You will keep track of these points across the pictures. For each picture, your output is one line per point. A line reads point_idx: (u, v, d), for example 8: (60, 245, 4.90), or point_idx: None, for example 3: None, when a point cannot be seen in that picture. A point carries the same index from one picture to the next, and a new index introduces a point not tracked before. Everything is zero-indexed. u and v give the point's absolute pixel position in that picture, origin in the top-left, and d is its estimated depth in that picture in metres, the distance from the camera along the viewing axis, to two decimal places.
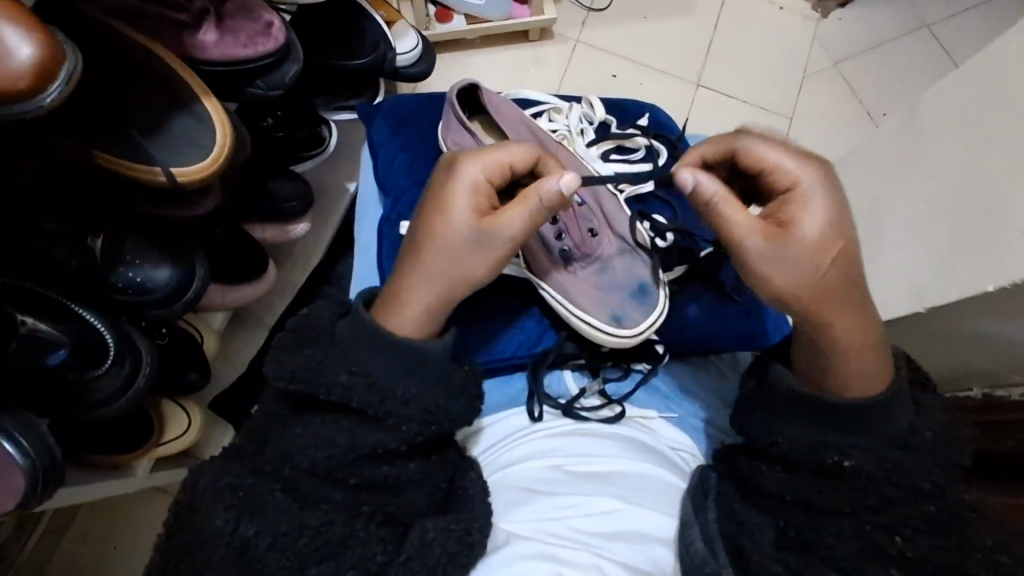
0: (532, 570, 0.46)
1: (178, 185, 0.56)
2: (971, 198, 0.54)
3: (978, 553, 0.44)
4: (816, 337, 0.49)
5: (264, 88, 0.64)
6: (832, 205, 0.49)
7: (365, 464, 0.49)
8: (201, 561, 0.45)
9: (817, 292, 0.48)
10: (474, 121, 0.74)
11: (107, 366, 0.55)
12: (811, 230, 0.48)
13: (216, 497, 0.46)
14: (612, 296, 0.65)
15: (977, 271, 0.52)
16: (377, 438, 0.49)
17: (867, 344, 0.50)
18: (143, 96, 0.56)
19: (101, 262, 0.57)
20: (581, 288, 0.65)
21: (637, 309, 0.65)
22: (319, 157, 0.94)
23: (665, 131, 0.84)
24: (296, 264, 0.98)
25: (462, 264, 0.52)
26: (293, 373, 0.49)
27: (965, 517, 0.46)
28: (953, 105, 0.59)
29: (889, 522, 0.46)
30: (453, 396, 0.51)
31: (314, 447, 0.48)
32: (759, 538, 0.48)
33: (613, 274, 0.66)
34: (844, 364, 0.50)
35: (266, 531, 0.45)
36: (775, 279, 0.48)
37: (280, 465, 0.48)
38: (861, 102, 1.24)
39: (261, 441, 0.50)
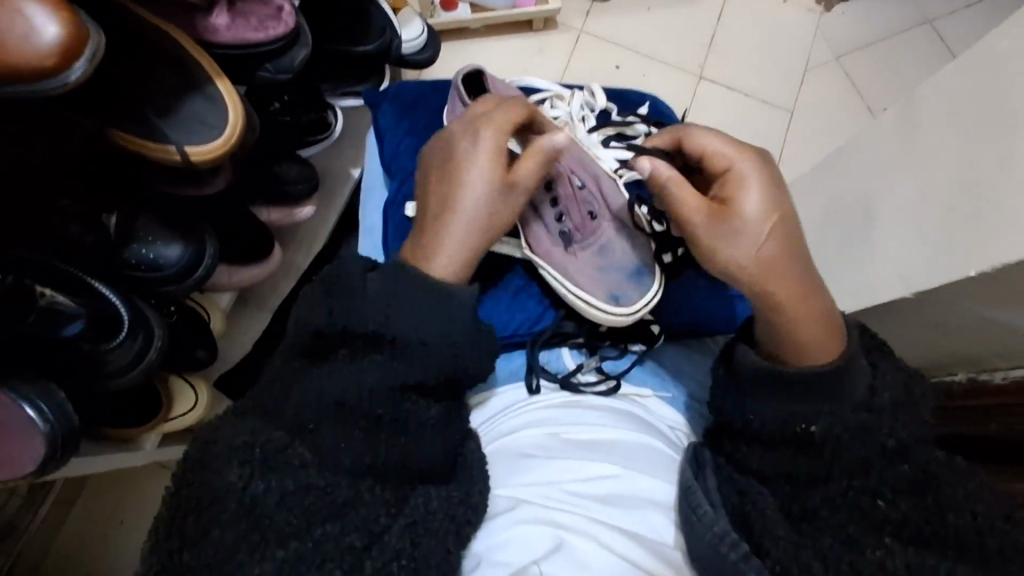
0: (531, 534, 0.48)
1: (191, 164, 0.57)
2: (956, 184, 0.56)
3: (957, 511, 0.46)
4: (771, 315, 0.53)
5: (273, 72, 0.66)
6: (770, 185, 0.55)
7: (384, 404, 0.52)
8: (209, 517, 0.45)
9: (767, 266, 0.53)
10: None
11: (121, 339, 0.57)
12: (751, 209, 0.54)
13: (231, 455, 0.47)
14: (610, 276, 0.67)
15: (964, 257, 0.53)
16: (381, 385, 0.52)
17: (817, 315, 0.52)
18: (158, 77, 0.58)
19: (115, 238, 0.59)
20: (580, 267, 0.67)
21: (635, 289, 0.67)
22: (325, 142, 0.95)
23: (666, 119, 0.85)
24: (301, 245, 1.00)
25: (493, 211, 0.59)
26: (331, 311, 0.53)
27: (942, 477, 0.48)
28: (947, 97, 0.60)
29: (866, 483, 0.48)
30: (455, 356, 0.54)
31: (321, 397, 0.51)
32: (763, 501, 0.50)
33: (611, 254, 0.68)
34: (797, 336, 0.52)
35: (276, 489, 0.46)
36: (727, 254, 0.54)
37: (295, 419, 0.50)
38: (861, 96, 1.25)
39: (266, 401, 0.52)
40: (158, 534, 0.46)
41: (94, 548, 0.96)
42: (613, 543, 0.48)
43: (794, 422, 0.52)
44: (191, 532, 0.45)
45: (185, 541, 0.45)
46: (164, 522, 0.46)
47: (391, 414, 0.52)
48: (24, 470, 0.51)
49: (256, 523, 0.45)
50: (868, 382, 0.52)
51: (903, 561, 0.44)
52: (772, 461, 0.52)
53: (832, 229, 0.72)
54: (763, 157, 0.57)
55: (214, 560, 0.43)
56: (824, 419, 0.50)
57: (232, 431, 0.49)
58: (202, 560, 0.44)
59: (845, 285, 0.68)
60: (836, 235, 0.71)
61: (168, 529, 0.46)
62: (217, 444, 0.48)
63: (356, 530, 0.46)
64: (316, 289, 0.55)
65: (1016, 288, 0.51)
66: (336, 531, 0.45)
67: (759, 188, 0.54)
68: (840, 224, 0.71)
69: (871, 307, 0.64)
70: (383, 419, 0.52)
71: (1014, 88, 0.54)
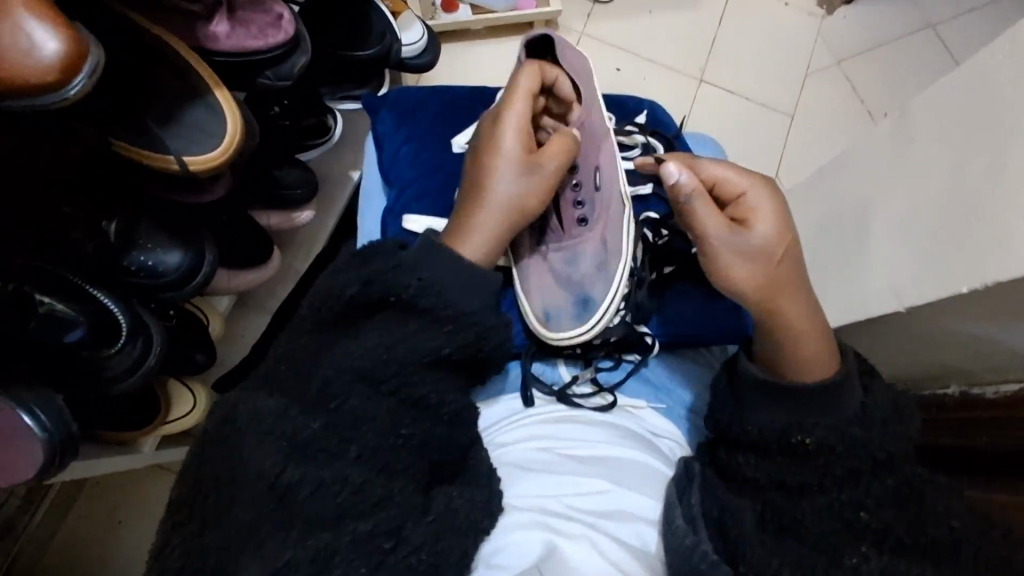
0: (529, 542, 0.49)
1: (190, 173, 0.58)
2: (946, 198, 0.57)
3: (934, 519, 0.47)
4: (770, 327, 0.54)
5: (273, 79, 0.66)
6: (781, 212, 0.57)
7: (410, 382, 0.50)
8: (232, 500, 0.43)
9: (769, 285, 0.54)
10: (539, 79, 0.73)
11: (119, 345, 0.58)
12: (764, 232, 0.55)
13: (258, 438, 0.44)
14: (558, 294, 0.68)
15: (956, 272, 0.53)
16: (405, 362, 0.50)
17: (815, 330, 0.54)
18: (161, 85, 0.58)
19: (115, 243, 0.59)
20: (538, 272, 0.69)
21: (571, 318, 0.67)
22: (325, 145, 0.94)
23: (664, 127, 0.85)
24: (300, 247, 1.00)
25: (523, 194, 0.60)
26: (367, 279, 0.51)
27: (924, 491, 0.48)
28: (941, 110, 0.61)
29: (850, 494, 0.49)
30: (477, 339, 0.53)
31: (346, 373, 0.48)
32: (739, 515, 0.51)
33: (572, 275, 0.68)
34: (796, 349, 0.54)
35: (309, 482, 0.44)
36: (737, 270, 0.55)
37: (320, 403, 0.47)
38: (862, 101, 1.25)
39: (281, 377, 0.49)
40: None
41: (96, 546, 0.97)
42: (609, 551, 0.49)
43: (792, 432, 0.52)
44: None
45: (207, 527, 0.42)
46: None
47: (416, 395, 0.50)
48: (24, 476, 0.52)
49: (285, 514, 0.43)
50: (860, 395, 0.52)
51: (877, 567, 0.46)
52: (772, 467, 0.52)
53: (826, 241, 0.73)
54: (777, 188, 0.58)
55: None
56: (821, 431, 0.51)
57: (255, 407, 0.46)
58: None
59: (839, 298, 0.68)
60: (831, 247, 0.72)
61: (187, 513, 0.44)
62: (232, 428, 0.45)
63: (384, 532, 0.44)
64: (345, 262, 0.54)
65: (1007, 303, 0.51)
66: None
67: (773, 216, 0.56)
68: (835, 237, 0.72)
69: (863, 319, 0.64)
70: (406, 400, 0.50)
71: (1004, 103, 0.54)
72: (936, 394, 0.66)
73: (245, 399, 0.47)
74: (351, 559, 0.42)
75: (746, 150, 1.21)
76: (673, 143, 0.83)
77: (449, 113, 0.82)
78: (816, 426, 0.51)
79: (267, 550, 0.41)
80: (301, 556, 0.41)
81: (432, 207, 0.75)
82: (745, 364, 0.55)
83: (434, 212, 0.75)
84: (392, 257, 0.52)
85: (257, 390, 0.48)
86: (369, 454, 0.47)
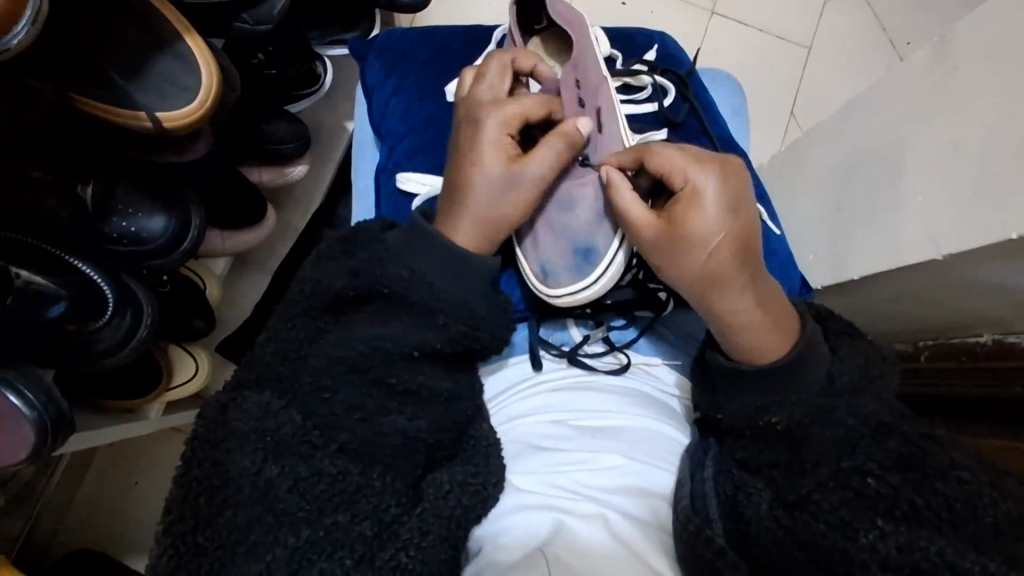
0: (536, 521, 0.48)
1: (164, 131, 0.54)
2: (991, 138, 0.52)
3: (945, 476, 0.45)
4: (715, 327, 0.52)
5: (252, 23, 0.61)
6: (722, 202, 0.51)
7: (398, 369, 0.52)
8: (221, 499, 0.47)
9: (704, 286, 0.51)
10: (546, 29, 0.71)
11: (108, 318, 0.55)
12: (692, 231, 0.50)
13: (242, 440, 0.49)
14: (555, 245, 0.63)
15: (1005, 218, 0.49)
16: (393, 352, 0.52)
17: (765, 325, 0.51)
18: (121, 34, 0.53)
19: (92, 212, 0.56)
20: (536, 222, 0.64)
21: (571, 271, 0.62)
22: (314, 96, 0.89)
23: (675, 64, 0.79)
24: (298, 205, 0.97)
25: (505, 203, 0.56)
26: (352, 270, 0.53)
27: (929, 449, 0.47)
28: (987, 38, 0.55)
29: (850, 460, 0.47)
30: (471, 328, 0.52)
31: (334, 362, 0.52)
32: (754, 491, 0.49)
33: (567, 223, 0.62)
34: (746, 341, 0.51)
35: (288, 475, 0.48)
36: (666, 272, 0.52)
37: (306, 392, 0.51)
38: (883, 29, 1.17)
39: (261, 366, 0.52)
40: (171, 518, 0.48)
41: (114, 510, 0.97)
42: (622, 531, 0.47)
43: (758, 417, 0.50)
44: (200, 523, 0.47)
45: (198, 524, 0.47)
46: (177, 505, 0.48)
47: (404, 383, 0.52)
48: (19, 455, 0.50)
49: (269, 507, 0.46)
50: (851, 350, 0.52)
51: (895, 543, 0.43)
52: (759, 452, 0.50)
53: (851, 186, 0.68)
54: (726, 172, 0.52)
55: (227, 540, 0.46)
56: (828, 400, 0.49)
57: (240, 409, 0.50)
58: (217, 543, 0.46)
59: (866, 249, 0.64)
60: (857, 193, 0.67)
61: (180, 510, 0.48)
62: (219, 426, 0.50)
63: (367, 518, 0.47)
64: (332, 248, 0.55)
65: None
66: (347, 520, 0.47)
67: (713, 209, 0.50)
68: (863, 179, 0.67)
69: (895, 269, 0.61)
70: (395, 386, 0.52)
71: None
72: (966, 343, 0.63)
73: (231, 400, 0.51)
74: (335, 549, 0.46)
75: (760, 88, 1.14)
76: (687, 83, 0.77)
77: (442, 59, 0.76)
78: (813, 389, 0.50)
79: (257, 545, 0.45)
80: (282, 555, 0.45)
81: (428, 163, 0.71)
82: (714, 354, 0.53)
83: (431, 167, 0.70)
84: (375, 246, 0.53)
85: (244, 384, 0.52)
86: (356, 443, 0.50)
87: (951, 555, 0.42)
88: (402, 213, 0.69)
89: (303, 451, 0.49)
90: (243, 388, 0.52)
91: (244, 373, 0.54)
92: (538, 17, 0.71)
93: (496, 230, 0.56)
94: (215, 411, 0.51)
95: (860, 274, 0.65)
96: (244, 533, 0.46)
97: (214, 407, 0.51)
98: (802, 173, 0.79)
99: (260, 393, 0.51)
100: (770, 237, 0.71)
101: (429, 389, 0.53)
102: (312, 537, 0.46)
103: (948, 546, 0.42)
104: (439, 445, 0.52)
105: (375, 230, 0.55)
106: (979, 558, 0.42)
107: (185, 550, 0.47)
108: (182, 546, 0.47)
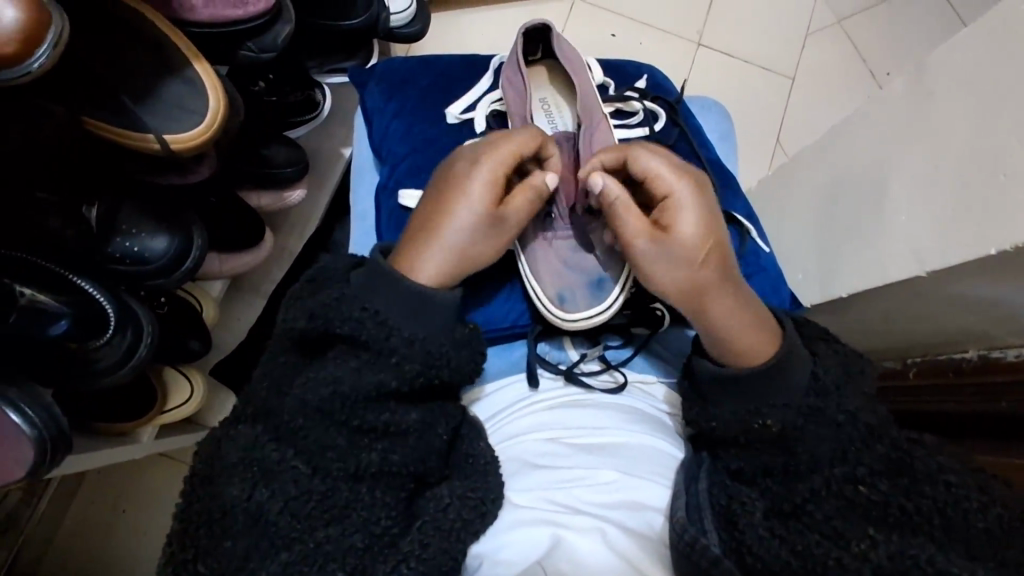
0: (536, 536, 0.48)
1: (172, 153, 0.55)
2: (967, 160, 0.55)
3: (931, 482, 0.47)
4: (703, 330, 0.56)
5: (256, 52, 0.64)
6: (707, 212, 0.58)
7: (357, 414, 0.51)
8: (221, 530, 0.47)
9: (691, 289, 0.56)
10: (540, 63, 0.76)
11: (109, 336, 0.55)
12: (684, 234, 0.57)
13: (232, 470, 0.49)
14: (571, 277, 0.67)
15: (983, 234, 0.52)
16: (366, 392, 0.51)
17: (752, 333, 0.55)
18: (131, 62, 0.55)
19: (96, 230, 0.57)
20: (546, 255, 0.68)
21: (587, 299, 0.66)
22: (313, 123, 0.91)
23: (664, 91, 0.82)
24: (294, 230, 0.97)
25: (476, 244, 0.58)
26: (332, 300, 0.53)
27: (912, 455, 0.49)
28: (958, 67, 0.58)
29: (842, 468, 0.49)
30: (430, 365, 0.53)
31: (312, 411, 0.51)
32: (750, 505, 0.49)
33: (580, 257, 0.68)
34: (735, 344, 0.54)
35: (277, 497, 0.48)
36: (656, 278, 0.57)
37: (290, 433, 0.51)
38: (864, 61, 1.21)
39: (258, 402, 0.53)
40: (172, 553, 0.48)
41: (100, 542, 0.96)
42: (620, 545, 0.47)
43: (753, 418, 0.52)
44: (200, 552, 0.47)
45: (197, 553, 0.47)
46: (178, 538, 0.49)
47: (368, 423, 0.51)
48: (13, 477, 0.50)
49: (262, 533, 0.47)
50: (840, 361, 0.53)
51: (886, 550, 0.44)
52: (755, 459, 0.52)
53: (838, 206, 0.71)
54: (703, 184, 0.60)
55: (225, 569, 0.46)
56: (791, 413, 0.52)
57: (231, 444, 0.51)
58: (216, 571, 0.46)
59: (853, 265, 0.66)
60: (842, 213, 0.70)
61: (181, 540, 0.48)
62: (214, 461, 0.51)
63: (357, 532, 0.48)
64: (301, 290, 0.57)
65: None
66: (337, 534, 0.48)
67: (693, 213, 0.57)
68: (847, 200, 0.69)
69: (881, 286, 0.62)
70: (360, 427, 0.51)
71: None
72: (953, 359, 0.65)
73: (227, 434, 0.52)
74: (327, 561, 0.47)
75: (746, 116, 1.18)
76: (677, 109, 0.80)
77: (441, 84, 0.79)
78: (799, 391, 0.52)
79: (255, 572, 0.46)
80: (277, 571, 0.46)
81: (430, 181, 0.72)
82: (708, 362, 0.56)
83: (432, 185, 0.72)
84: (340, 284, 0.55)
85: (241, 419, 0.53)
86: (341, 471, 0.50)
87: (941, 562, 0.43)
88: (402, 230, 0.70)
89: (291, 474, 0.49)
90: (239, 422, 0.53)
91: (244, 403, 0.54)
92: (533, 47, 0.75)
93: (461, 270, 0.58)
94: (219, 439, 0.52)
95: (848, 292, 0.67)
96: (242, 562, 0.46)
97: (209, 445, 0.53)
98: (788, 193, 0.82)
99: (253, 426, 0.52)
100: (759, 255, 0.73)
101: (415, 416, 0.53)
102: (304, 550, 0.47)
103: (937, 554, 0.43)
104: (427, 471, 0.53)
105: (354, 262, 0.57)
106: (970, 565, 0.42)
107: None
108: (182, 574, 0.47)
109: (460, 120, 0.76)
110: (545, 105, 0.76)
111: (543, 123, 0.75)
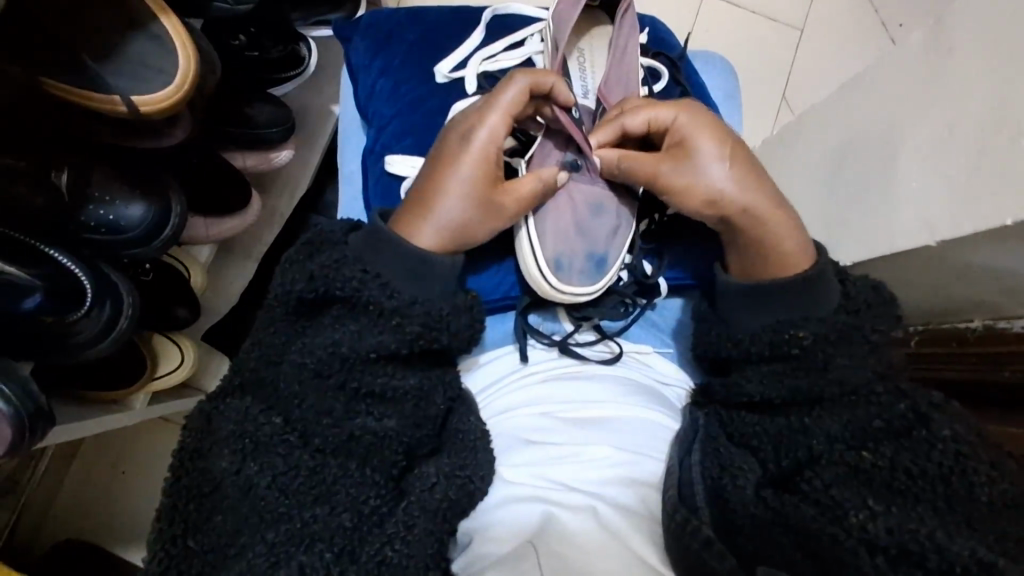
0: (527, 513, 0.48)
1: (140, 115, 0.52)
2: (983, 125, 0.53)
3: (937, 445, 0.48)
4: (760, 242, 0.56)
5: (232, 4, 0.59)
6: (714, 126, 0.59)
7: (358, 375, 0.52)
8: (211, 505, 0.48)
9: (730, 206, 0.56)
10: (594, 13, 0.73)
11: (87, 309, 0.53)
12: (704, 154, 0.57)
13: (224, 443, 0.49)
14: (573, 243, 0.62)
15: (999, 204, 0.50)
16: (352, 358, 0.51)
17: (792, 224, 0.55)
18: (97, 20, 0.52)
19: (68, 199, 0.54)
20: (554, 215, 0.62)
21: (582, 272, 0.62)
22: (298, 78, 0.87)
23: (667, 47, 0.77)
24: (283, 192, 0.93)
25: (474, 219, 0.55)
26: (311, 274, 0.52)
27: (930, 417, 0.49)
28: (984, 29, 0.56)
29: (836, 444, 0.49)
30: (430, 327, 0.52)
31: (314, 369, 0.52)
32: (742, 482, 0.49)
33: (593, 226, 0.63)
34: (784, 241, 0.55)
35: (267, 471, 0.48)
36: (694, 211, 0.58)
37: (287, 398, 0.51)
38: (876, 10, 1.15)
39: (246, 372, 0.52)
40: (158, 527, 0.48)
41: (98, 507, 0.96)
42: (612, 522, 0.46)
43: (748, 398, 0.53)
44: (188, 528, 0.47)
45: (187, 529, 0.47)
46: (165, 514, 0.49)
47: (383, 387, 0.52)
48: None
49: (253, 506, 0.47)
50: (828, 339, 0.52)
51: (885, 524, 0.45)
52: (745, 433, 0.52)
53: (844, 169, 0.67)
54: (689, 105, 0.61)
55: (217, 545, 0.46)
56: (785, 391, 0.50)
57: (223, 417, 0.51)
58: (205, 545, 0.46)
59: (855, 233, 0.64)
60: (848, 177, 0.66)
61: (170, 516, 0.48)
62: (206, 435, 0.50)
63: (346, 510, 0.48)
64: (297, 253, 0.54)
65: None
66: (326, 513, 0.47)
67: (706, 134, 0.58)
68: (853, 164, 0.66)
69: (888, 256, 0.60)
70: (359, 391, 0.52)
71: None
72: (957, 328, 0.63)
73: (217, 407, 0.52)
74: (315, 542, 0.46)
75: (750, 71, 1.13)
76: (679, 66, 0.75)
77: (429, 39, 0.74)
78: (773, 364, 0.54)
79: (244, 547, 0.46)
80: (266, 549, 0.46)
81: (417, 145, 0.69)
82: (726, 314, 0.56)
83: (419, 150, 0.69)
84: (335, 248, 0.53)
85: (227, 392, 0.52)
86: (329, 444, 0.50)
87: (940, 539, 0.43)
88: (389, 198, 0.68)
89: (282, 449, 0.49)
90: (226, 396, 0.52)
91: (230, 378, 0.53)
92: None
93: (460, 242, 0.56)
94: (205, 415, 0.52)
95: (850, 261, 0.64)
96: (234, 536, 0.46)
97: (196, 419, 0.52)
98: (790, 154, 0.79)
99: (241, 400, 0.52)
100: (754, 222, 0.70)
101: (401, 393, 0.52)
102: (293, 529, 0.46)
103: (925, 530, 0.44)
104: (420, 441, 0.53)
105: (337, 234, 0.54)
106: (968, 543, 0.43)
107: (176, 552, 0.47)
108: (172, 549, 0.47)
109: (449, 79, 0.72)
110: (581, 59, 0.71)
111: (574, 74, 0.71)
